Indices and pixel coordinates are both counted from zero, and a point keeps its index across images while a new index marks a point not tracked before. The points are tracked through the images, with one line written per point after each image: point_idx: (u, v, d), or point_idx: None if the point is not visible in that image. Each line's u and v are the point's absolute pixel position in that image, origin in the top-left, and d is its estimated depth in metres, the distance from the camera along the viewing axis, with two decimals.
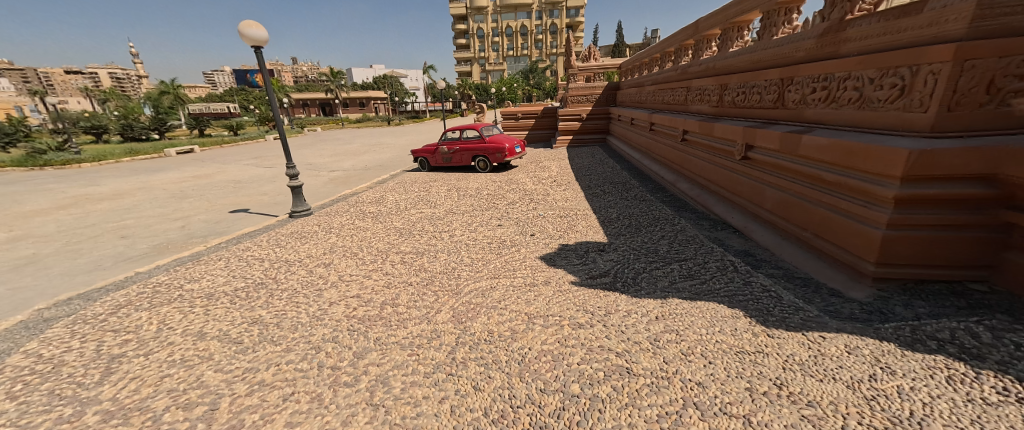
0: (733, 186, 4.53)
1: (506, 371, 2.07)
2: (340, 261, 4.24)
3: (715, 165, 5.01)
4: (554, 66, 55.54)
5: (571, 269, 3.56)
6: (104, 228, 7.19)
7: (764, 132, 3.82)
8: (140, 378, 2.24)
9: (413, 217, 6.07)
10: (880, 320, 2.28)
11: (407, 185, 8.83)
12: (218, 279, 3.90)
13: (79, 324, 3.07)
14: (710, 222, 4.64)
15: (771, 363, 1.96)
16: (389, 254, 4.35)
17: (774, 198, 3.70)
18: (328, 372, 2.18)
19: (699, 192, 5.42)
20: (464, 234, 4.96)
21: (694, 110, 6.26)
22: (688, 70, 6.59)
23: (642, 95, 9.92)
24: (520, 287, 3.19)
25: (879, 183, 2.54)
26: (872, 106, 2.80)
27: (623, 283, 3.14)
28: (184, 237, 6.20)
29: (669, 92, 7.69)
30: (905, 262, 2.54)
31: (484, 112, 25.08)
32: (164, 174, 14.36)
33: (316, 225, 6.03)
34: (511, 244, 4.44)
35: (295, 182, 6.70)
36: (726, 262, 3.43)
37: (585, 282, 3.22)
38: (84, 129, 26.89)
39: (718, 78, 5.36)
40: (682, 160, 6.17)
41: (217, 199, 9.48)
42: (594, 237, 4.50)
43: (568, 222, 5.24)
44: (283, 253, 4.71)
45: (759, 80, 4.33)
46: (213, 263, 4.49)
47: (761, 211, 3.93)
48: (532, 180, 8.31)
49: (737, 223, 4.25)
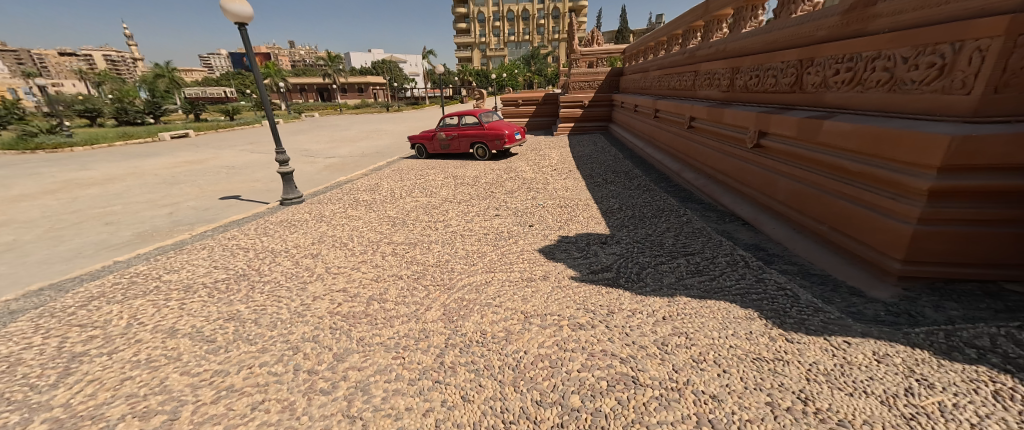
0: (743, 176, 4.30)
1: (499, 379, 1.88)
2: (329, 252, 4.04)
3: (724, 154, 4.77)
4: (556, 52, 54.48)
5: (571, 262, 3.36)
6: (90, 214, 6.98)
7: (779, 118, 3.58)
8: (98, 381, 2.06)
9: (407, 206, 5.85)
10: (909, 323, 2.08)
11: (403, 173, 8.58)
12: (199, 269, 3.71)
13: (45, 318, 2.88)
14: (717, 213, 4.43)
15: (793, 372, 1.76)
16: (380, 244, 4.16)
17: (788, 189, 3.48)
18: (304, 377, 1.99)
19: (705, 182, 5.20)
20: (460, 225, 4.74)
21: (703, 96, 5.97)
22: (697, 54, 6.27)
23: (646, 81, 9.59)
24: (517, 282, 3.00)
25: (912, 173, 2.32)
26: (904, 88, 2.55)
27: (626, 279, 2.94)
28: (171, 224, 6.00)
29: (676, 77, 7.37)
30: (934, 259, 2.34)
31: (484, 98, 24.54)
32: (156, 158, 14.10)
33: (306, 213, 5.82)
34: (508, 236, 4.23)
35: (285, 169, 6.45)
36: (736, 257, 3.23)
37: (586, 277, 3.02)
38: (78, 114, 26.45)
39: (730, 61, 5.07)
40: (688, 148, 5.93)
41: (208, 185, 9.25)
42: (595, 229, 4.29)
43: (568, 212, 5.02)
44: (269, 243, 4.49)
45: (774, 63, 4.05)
46: (197, 252, 4.29)
47: (773, 203, 3.73)
48: (532, 169, 8.06)
49: (746, 214, 4.05)
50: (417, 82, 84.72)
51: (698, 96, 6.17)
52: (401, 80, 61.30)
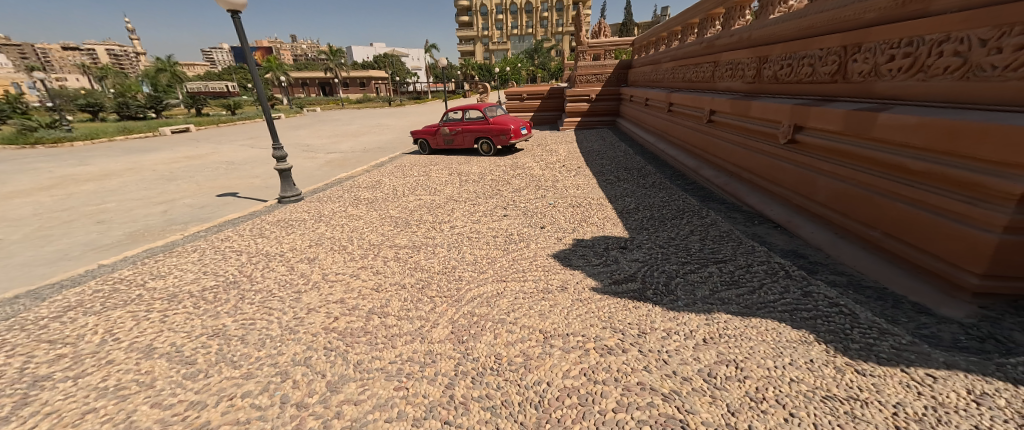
0: (772, 174, 4.02)
1: (521, 420, 1.60)
2: (327, 256, 3.76)
3: (750, 150, 4.47)
4: (560, 45, 53.72)
5: (590, 271, 3.05)
6: (83, 211, 6.73)
7: (820, 110, 3.28)
8: (57, 415, 1.79)
9: (410, 205, 5.56)
10: (1000, 352, 1.80)
11: (406, 169, 8.28)
12: (186, 276, 3.44)
13: (13, 332, 2.61)
14: (744, 214, 4.13)
15: (876, 418, 1.49)
16: (381, 248, 3.88)
17: (830, 189, 3.20)
18: (292, 413, 1.71)
19: (727, 180, 4.90)
20: (466, 226, 4.44)
21: (724, 87, 5.63)
22: (717, 43, 5.91)
23: (658, 73, 9.21)
24: (532, 294, 2.70)
25: (998, 174, 2.04)
26: (981, 75, 2.27)
27: (654, 292, 2.64)
28: (164, 223, 5.74)
29: (692, 68, 6.99)
30: (1018, 274, 2.08)
31: (487, 92, 24.06)
32: (156, 153, 13.85)
33: (305, 213, 5.55)
34: (519, 239, 3.94)
35: (283, 166, 6.17)
36: (774, 265, 2.93)
37: (608, 288, 2.72)
38: (80, 108, 26.32)
39: (756, 50, 4.73)
40: (707, 143, 5.62)
41: (206, 181, 9.00)
42: (612, 231, 3.99)
43: (581, 212, 4.72)
44: (264, 245, 4.22)
45: (811, 50, 3.73)
46: (187, 256, 4.02)
47: (810, 204, 3.44)
48: (540, 165, 7.74)
49: (777, 216, 3.76)
50: (420, 76, 83.94)
51: (718, 88, 5.83)
52: (404, 74, 60.69)
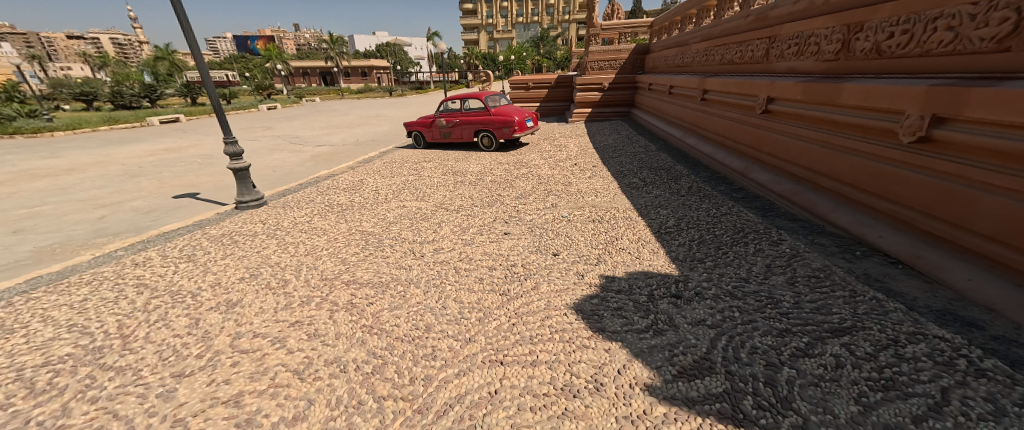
0: (879, 184, 2.88)
1: None
2: (255, 299, 2.66)
3: (835, 149, 3.34)
4: (567, 33, 51.77)
5: (635, 344, 1.95)
6: (10, 216, 5.71)
7: (987, 94, 2.12)
8: None
9: (389, 216, 4.45)
10: None
11: (394, 166, 7.18)
12: (42, 331, 2.39)
13: None
14: (834, 240, 3.00)
15: None
16: (332, 287, 2.77)
17: (1009, 216, 2.07)
18: None
19: (794, 187, 3.79)
20: (455, 251, 3.32)
21: (783, 68, 4.44)
22: (772, 13, 4.71)
23: (684, 56, 7.97)
24: (546, 404, 1.61)
25: None
26: None
27: (756, 404, 1.55)
28: (90, 234, 4.71)
29: (734, 48, 5.77)
30: None
31: (491, 81, 22.84)
32: (133, 145, 12.85)
33: (259, 224, 4.48)
34: (526, 274, 2.82)
35: (239, 164, 5.09)
36: (939, 344, 1.80)
37: (673, 391, 1.63)
38: (74, 96, 25.57)
39: (842, 16, 3.54)
40: (762, 139, 4.46)
41: (171, 178, 7.97)
42: (652, 263, 2.88)
43: (607, 230, 3.61)
44: (183, 277, 3.14)
45: (955, 6, 2.54)
46: (74, 291, 2.97)
47: (961, 234, 2.32)
48: (548, 163, 6.62)
49: (894, 247, 2.65)
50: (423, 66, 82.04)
51: (774, 70, 4.64)
52: (406, 64, 59.24)
